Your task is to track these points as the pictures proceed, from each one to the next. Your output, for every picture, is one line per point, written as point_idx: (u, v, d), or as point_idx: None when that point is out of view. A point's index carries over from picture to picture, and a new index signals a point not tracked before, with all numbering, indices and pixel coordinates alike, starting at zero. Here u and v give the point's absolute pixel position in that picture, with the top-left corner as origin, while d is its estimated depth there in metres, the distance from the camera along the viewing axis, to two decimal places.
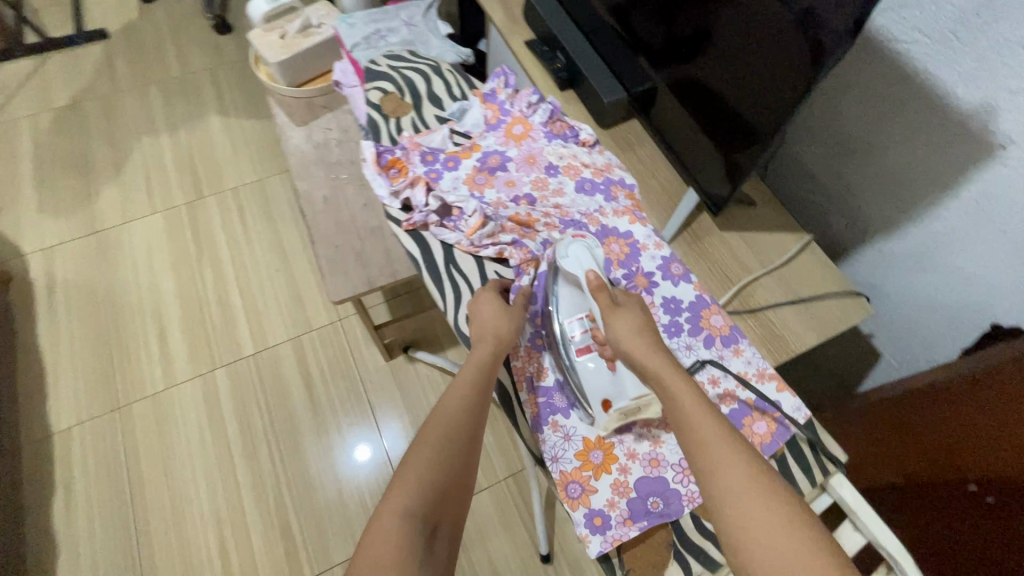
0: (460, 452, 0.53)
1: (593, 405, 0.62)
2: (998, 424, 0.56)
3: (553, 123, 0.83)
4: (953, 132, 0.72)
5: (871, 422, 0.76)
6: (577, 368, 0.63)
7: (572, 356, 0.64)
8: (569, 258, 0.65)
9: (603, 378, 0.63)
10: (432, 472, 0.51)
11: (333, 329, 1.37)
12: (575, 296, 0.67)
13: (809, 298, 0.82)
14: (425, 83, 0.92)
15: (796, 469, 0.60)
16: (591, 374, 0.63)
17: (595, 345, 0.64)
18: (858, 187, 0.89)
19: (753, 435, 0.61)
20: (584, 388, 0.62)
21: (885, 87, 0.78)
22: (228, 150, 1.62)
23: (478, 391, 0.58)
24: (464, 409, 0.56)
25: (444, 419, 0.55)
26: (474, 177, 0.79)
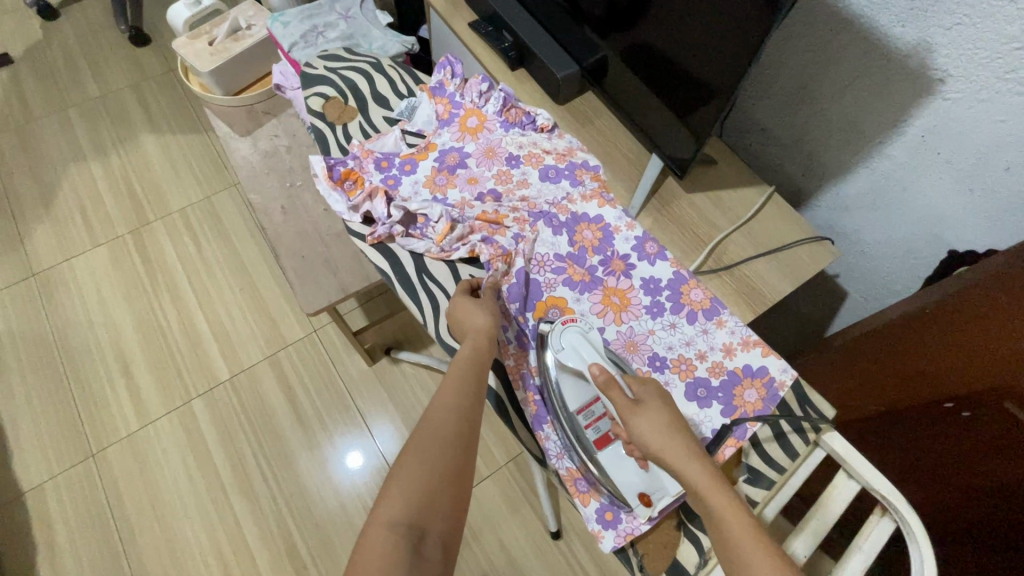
0: (452, 453, 0.52)
1: (629, 500, 0.59)
2: (959, 346, 0.59)
3: (508, 111, 0.80)
4: (894, 72, 0.75)
5: (828, 360, 0.79)
6: (601, 462, 0.60)
7: (593, 454, 0.60)
8: (566, 350, 0.61)
9: (634, 474, 0.60)
10: (423, 474, 0.50)
11: (309, 341, 1.34)
12: (579, 384, 0.62)
13: (777, 248, 0.85)
14: (368, 84, 0.88)
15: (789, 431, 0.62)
16: (616, 465, 0.60)
17: (613, 433, 0.61)
18: (812, 135, 0.92)
19: (743, 404, 0.62)
20: (615, 484, 0.59)
21: (828, 35, 0.80)
22: (168, 168, 1.53)
23: (469, 391, 0.57)
24: (454, 409, 0.55)
25: (432, 423, 0.54)
26: (434, 178, 0.78)
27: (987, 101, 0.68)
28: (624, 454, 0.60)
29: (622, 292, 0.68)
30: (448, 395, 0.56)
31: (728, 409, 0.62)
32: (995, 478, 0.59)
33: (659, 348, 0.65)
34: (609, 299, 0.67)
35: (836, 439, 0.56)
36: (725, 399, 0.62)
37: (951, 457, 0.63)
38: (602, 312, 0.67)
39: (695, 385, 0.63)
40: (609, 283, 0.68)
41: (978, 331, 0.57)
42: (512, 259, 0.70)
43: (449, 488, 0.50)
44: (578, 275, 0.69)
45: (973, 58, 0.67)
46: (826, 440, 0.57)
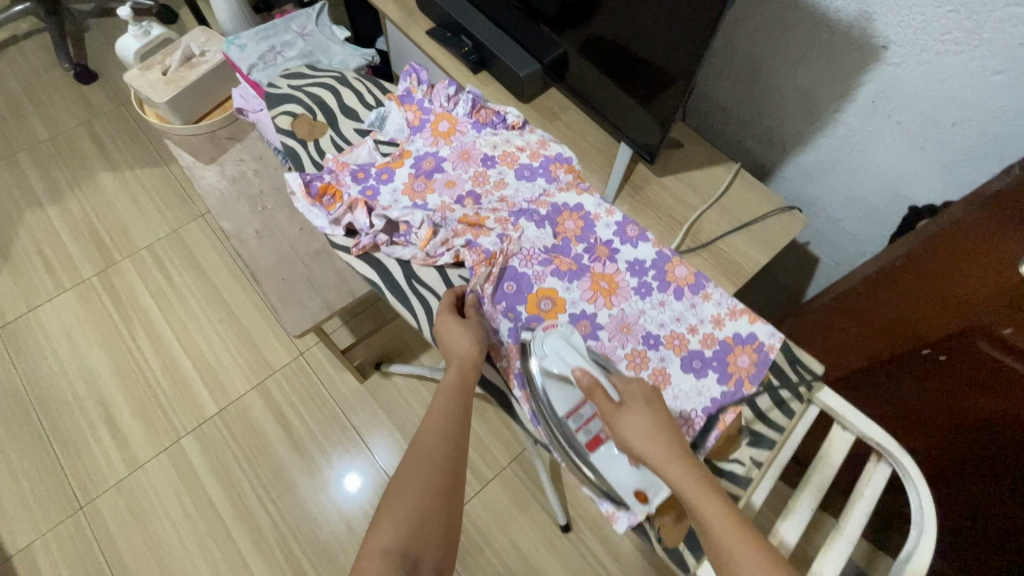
0: (438, 479, 0.52)
1: (624, 497, 0.56)
2: (921, 298, 0.63)
3: (479, 112, 0.74)
4: (839, 44, 0.79)
5: (807, 327, 0.80)
6: (594, 464, 0.56)
7: (586, 456, 0.56)
8: (548, 356, 0.56)
9: (625, 470, 0.56)
10: (412, 501, 0.50)
11: (297, 364, 1.32)
12: (565, 387, 0.57)
13: (750, 221, 0.88)
14: (336, 97, 0.82)
15: (782, 389, 0.60)
16: (609, 464, 0.56)
17: (604, 433, 0.57)
18: (771, 109, 0.95)
19: (737, 370, 0.58)
20: (609, 484, 0.56)
21: (776, 12, 0.83)
22: (130, 206, 1.49)
23: (453, 417, 0.56)
24: (439, 435, 0.55)
25: (421, 446, 0.54)
26: (412, 185, 0.70)
27: (929, 63, 0.72)
28: (617, 453, 0.57)
29: (610, 276, 0.63)
30: (432, 423, 0.56)
31: (723, 376, 0.58)
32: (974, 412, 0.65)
33: (652, 327, 0.61)
34: (598, 284, 0.62)
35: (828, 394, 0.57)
36: (719, 366, 0.58)
37: (934, 394, 0.69)
38: (592, 299, 0.62)
39: (689, 358, 0.59)
40: (595, 268, 0.63)
41: (929, 283, 0.61)
42: (496, 260, 0.63)
43: (437, 515, 0.51)
44: (565, 264, 0.63)
45: (910, 24, 0.71)
46: (820, 398, 0.58)
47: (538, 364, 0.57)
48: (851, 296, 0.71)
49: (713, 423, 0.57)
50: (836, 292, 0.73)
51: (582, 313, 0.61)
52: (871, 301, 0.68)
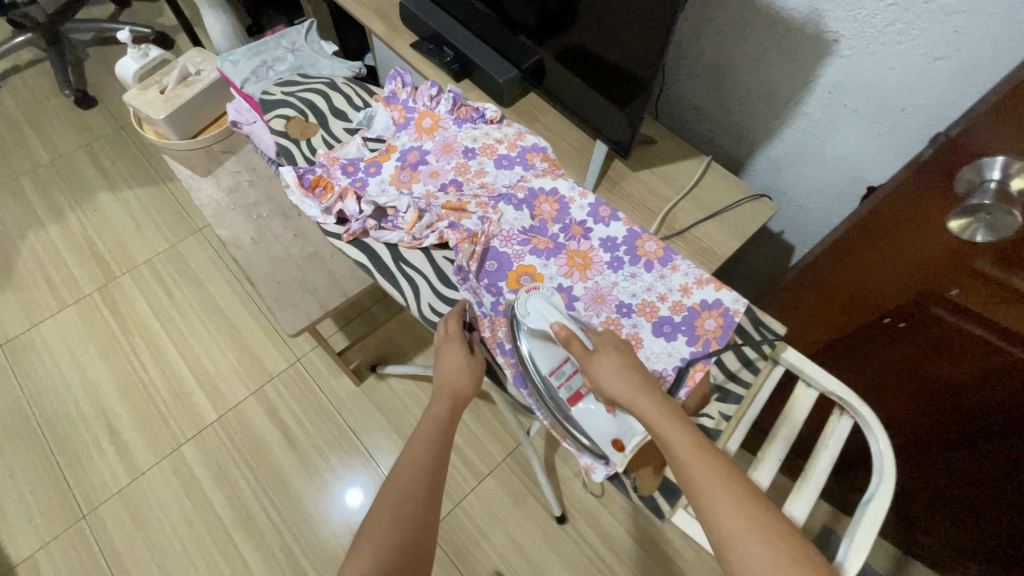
0: (418, 512, 0.54)
1: (603, 447, 0.59)
2: (873, 272, 0.66)
3: (459, 109, 0.78)
4: (794, 39, 0.85)
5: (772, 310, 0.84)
6: (574, 418, 0.60)
7: (567, 411, 0.60)
8: (531, 315, 0.60)
9: (604, 421, 0.59)
10: (393, 530, 0.53)
11: (294, 370, 1.35)
12: (547, 345, 0.61)
13: (721, 209, 0.93)
14: (326, 101, 0.87)
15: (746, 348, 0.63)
16: (589, 418, 0.60)
17: (584, 388, 0.61)
18: (737, 105, 1.00)
19: (704, 332, 0.62)
20: (589, 436, 0.59)
21: (735, 13, 0.89)
22: (129, 223, 1.53)
23: (435, 451, 0.60)
24: (418, 468, 0.58)
25: (401, 478, 0.57)
26: (399, 176, 0.74)
27: (875, 52, 0.78)
28: (596, 406, 0.60)
29: (584, 253, 0.67)
30: (414, 454, 0.59)
31: (692, 339, 0.62)
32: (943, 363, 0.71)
33: (624, 297, 0.64)
34: (573, 260, 0.66)
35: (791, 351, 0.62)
36: (688, 330, 0.62)
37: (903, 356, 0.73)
38: (568, 274, 0.66)
39: (660, 323, 0.63)
40: (571, 246, 0.67)
41: (877, 257, 0.64)
42: (478, 240, 0.67)
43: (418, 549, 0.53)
44: (542, 243, 0.67)
45: (856, 19, 0.77)
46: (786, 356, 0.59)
47: (523, 326, 0.61)
48: (805, 280, 0.75)
49: (684, 382, 0.60)
50: (793, 276, 0.76)
51: (559, 287, 0.65)
52: (827, 278, 0.72)
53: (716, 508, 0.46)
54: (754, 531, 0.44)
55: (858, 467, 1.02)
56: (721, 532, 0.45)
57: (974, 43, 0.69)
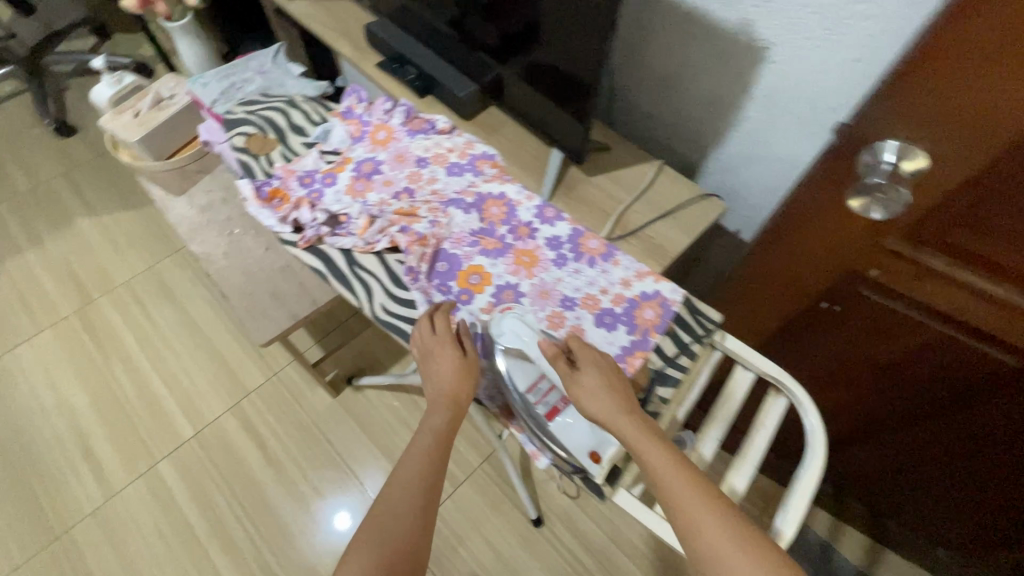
0: (412, 532, 0.53)
1: (581, 460, 0.57)
2: (801, 259, 0.71)
3: (411, 121, 0.82)
4: (730, 48, 0.91)
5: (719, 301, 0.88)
6: (553, 433, 0.59)
7: (544, 426, 0.59)
8: (505, 335, 0.61)
9: (583, 434, 0.58)
10: (380, 552, 0.51)
11: (271, 384, 1.36)
12: (523, 363, 0.61)
13: (672, 210, 0.97)
14: (284, 117, 0.90)
15: (682, 333, 0.65)
16: (567, 431, 0.58)
17: (562, 404, 0.60)
18: (686, 111, 1.06)
19: (644, 321, 0.65)
20: (568, 450, 0.58)
21: (677, 25, 0.95)
22: (108, 246, 1.55)
23: (431, 468, 0.58)
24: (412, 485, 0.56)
25: (396, 491, 0.56)
26: (354, 185, 0.76)
27: (803, 58, 0.83)
28: (575, 421, 0.59)
29: (531, 251, 0.70)
30: (406, 471, 0.57)
31: (632, 328, 0.65)
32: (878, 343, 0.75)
33: (569, 292, 0.67)
34: (520, 259, 0.69)
35: (729, 337, 0.64)
36: (627, 320, 0.65)
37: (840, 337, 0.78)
38: (515, 272, 0.68)
39: (601, 315, 0.65)
40: (517, 246, 0.70)
41: (801, 244, 0.69)
42: (428, 242, 0.70)
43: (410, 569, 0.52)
44: (491, 244, 0.70)
45: (781, 26, 0.83)
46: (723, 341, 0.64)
47: (499, 347, 0.62)
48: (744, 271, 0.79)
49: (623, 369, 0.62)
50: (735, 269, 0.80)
51: (507, 284, 0.67)
52: (762, 268, 0.76)
53: (705, 534, 0.47)
54: (740, 557, 0.46)
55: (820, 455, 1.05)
56: (712, 562, 0.47)
57: (887, 44, 0.74)
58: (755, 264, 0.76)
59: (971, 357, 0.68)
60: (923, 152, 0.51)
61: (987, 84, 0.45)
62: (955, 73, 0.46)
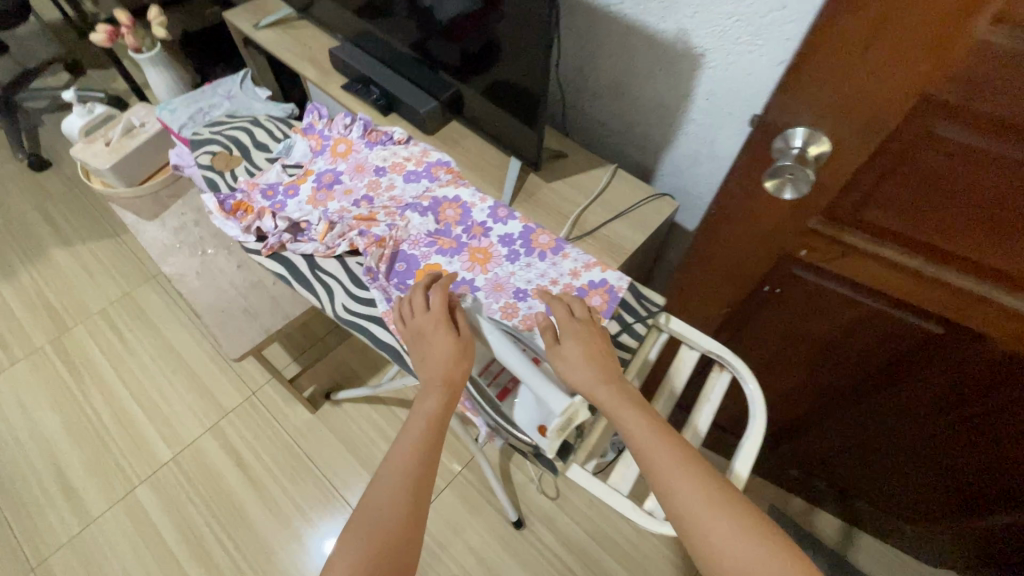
0: (400, 521, 0.52)
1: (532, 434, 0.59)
2: (737, 247, 0.74)
3: (370, 134, 0.86)
4: (671, 56, 0.97)
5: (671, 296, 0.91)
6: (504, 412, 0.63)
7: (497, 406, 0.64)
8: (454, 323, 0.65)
9: (532, 410, 0.60)
10: (366, 544, 0.50)
11: (249, 403, 1.37)
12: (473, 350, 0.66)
13: (626, 210, 1.02)
14: (249, 136, 0.94)
15: (629, 318, 0.70)
16: (517, 409, 0.62)
17: (512, 384, 0.66)
18: (638, 117, 1.11)
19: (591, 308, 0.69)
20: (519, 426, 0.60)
21: (621, 37, 1.01)
22: (83, 275, 1.56)
23: (423, 455, 0.56)
24: (401, 474, 0.54)
25: (386, 484, 0.54)
26: (315, 196, 0.80)
27: (735, 62, 0.89)
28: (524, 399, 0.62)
29: (484, 249, 0.74)
30: (398, 463, 0.55)
31: None
32: (818, 321, 0.79)
33: (521, 284, 0.71)
34: (475, 256, 0.74)
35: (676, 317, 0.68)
36: None
37: (785, 317, 0.82)
38: (470, 267, 0.72)
39: None
40: (472, 244, 0.74)
41: (736, 232, 0.72)
42: (386, 243, 0.73)
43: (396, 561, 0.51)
44: (446, 243, 0.74)
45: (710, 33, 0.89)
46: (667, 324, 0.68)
47: None
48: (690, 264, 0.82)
49: None
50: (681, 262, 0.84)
51: (462, 279, 0.71)
52: (705, 258, 0.80)
53: (684, 494, 0.49)
54: (709, 506, 0.49)
55: (785, 440, 1.08)
56: (687, 519, 0.49)
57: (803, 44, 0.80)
58: (699, 256, 0.80)
59: (900, 328, 0.72)
60: (825, 139, 0.56)
61: (867, 74, 0.50)
62: (842, 66, 0.50)
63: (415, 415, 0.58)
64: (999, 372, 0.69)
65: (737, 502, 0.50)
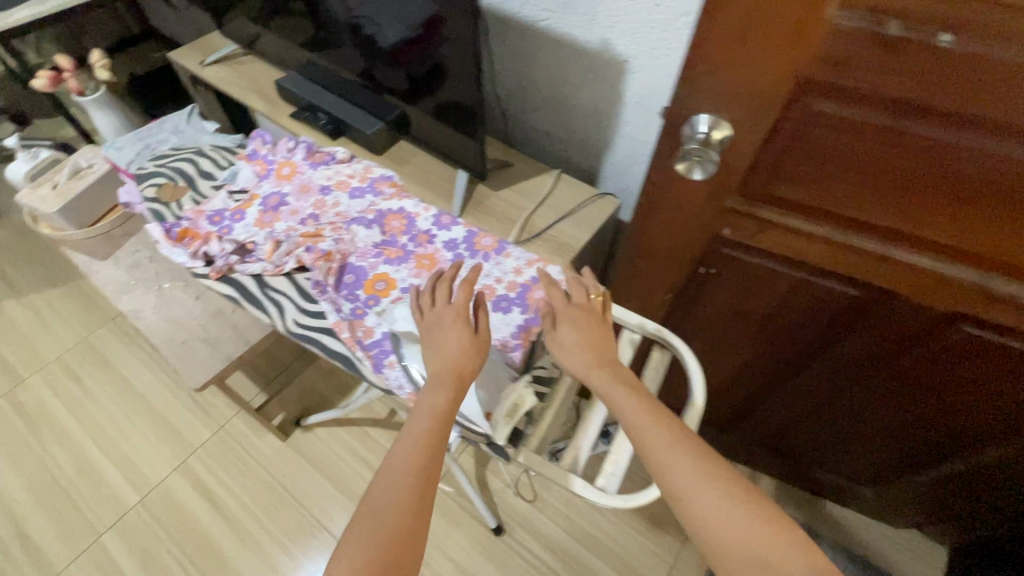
0: (405, 517, 0.47)
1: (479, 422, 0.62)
2: (668, 232, 0.78)
3: (314, 155, 0.89)
4: (600, 64, 1.03)
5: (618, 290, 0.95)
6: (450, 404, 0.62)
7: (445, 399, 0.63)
8: (399, 321, 0.68)
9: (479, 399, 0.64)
10: (373, 535, 0.46)
11: (218, 437, 1.35)
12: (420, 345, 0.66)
13: (572, 211, 1.07)
14: (195, 166, 0.96)
15: None
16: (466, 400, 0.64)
17: None
18: (577, 123, 1.17)
19: (535, 301, 0.74)
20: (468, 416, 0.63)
21: (552, 50, 1.07)
22: (37, 324, 1.53)
23: (431, 443, 0.52)
24: (404, 468, 0.50)
25: (389, 475, 0.50)
26: (262, 218, 0.82)
27: (656, 64, 0.95)
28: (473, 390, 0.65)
29: (430, 255, 0.77)
30: (402, 451, 0.51)
31: (525, 309, 0.73)
32: (753, 295, 0.84)
33: None
34: (421, 262, 0.76)
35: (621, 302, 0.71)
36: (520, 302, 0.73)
37: (723, 295, 0.86)
38: (417, 273, 0.75)
39: (497, 301, 0.73)
40: (418, 251, 0.77)
41: (666, 217, 0.76)
42: (333, 257, 0.76)
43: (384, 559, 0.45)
44: (393, 253, 0.77)
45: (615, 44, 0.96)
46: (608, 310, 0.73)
47: (398, 333, 0.67)
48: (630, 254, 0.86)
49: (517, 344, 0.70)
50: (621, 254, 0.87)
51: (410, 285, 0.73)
52: (642, 246, 0.83)
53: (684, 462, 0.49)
54: (712, 478, 0.48)
55: (745, 419, 1.12)
56: (690, 492, 0.48)
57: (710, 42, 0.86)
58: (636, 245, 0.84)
59: (826, 295, 0.77)
60: (727, 121, 0.61)
61: (750, 62, 0.55)
62: (736, 46, 0.54)
63: (419, 407, 0.55)
64: (914, 327, 0.75)
65: (735, 481, 0.49)
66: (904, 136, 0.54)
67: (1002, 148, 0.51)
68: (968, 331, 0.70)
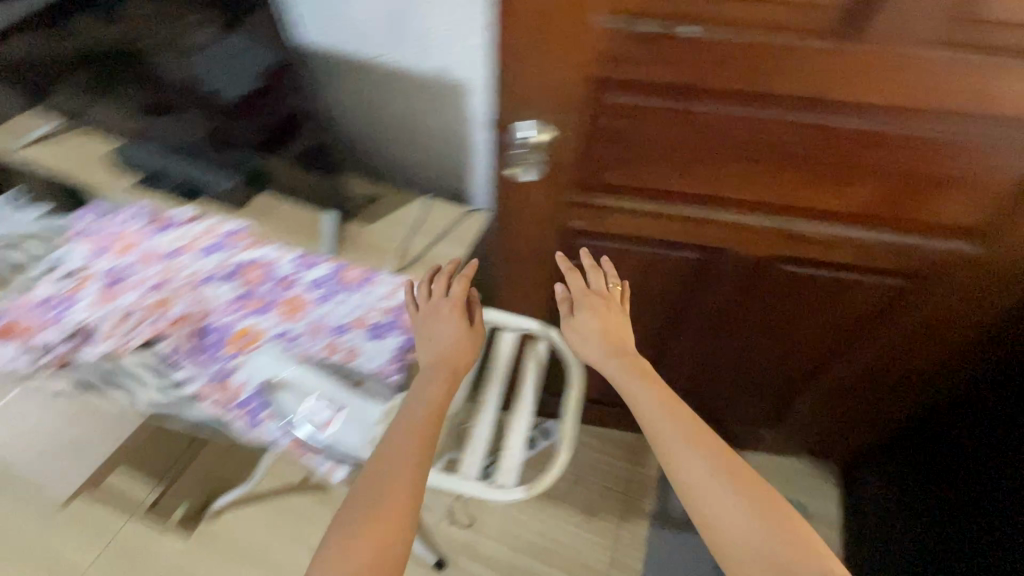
0: (397, 511, 0.52)
1: (357, 451, 0.69)
2: (524, 234, 0.82)
3: (157, 220, 0.85)
4: (437, 88, 1.03)
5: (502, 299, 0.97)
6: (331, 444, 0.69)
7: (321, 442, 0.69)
8: (265, 372, 0.70)
9: (357, 431, 0.69)
10: (369, 522, 0.51)
11: (109, 550, 1.19)
12: (292, 391, 0.69)
13: (445, 232, 1.04)
14: (17, 253, 0.87)
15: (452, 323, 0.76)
16: (343, 433, 0.68)
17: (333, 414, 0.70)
18: (431, 150, 1.16)
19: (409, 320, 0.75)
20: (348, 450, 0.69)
21: (388, 82, 1.06)
22: None
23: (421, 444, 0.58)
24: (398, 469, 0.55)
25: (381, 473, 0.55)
26: (102, 295, 0.76)
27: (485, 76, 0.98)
28: (350, 422, 0.69)
29: (296, 298, 0.76)
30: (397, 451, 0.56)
31: (400, 330, 0.74)
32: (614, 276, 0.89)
33: (338, 319, 0.74)
34: (287, 307, 0.75)
35: (488, 307, 0.73)
36: (394, 325, 0.74)
37: None
38: (283, 320, 0.74)
39: (371, 328, 0.74)
40: (282, 297, 0.76)
41: (519, 220, 0.80)
42: (189, 322, 0.73)
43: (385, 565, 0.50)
44: (256, 304, 0.75)
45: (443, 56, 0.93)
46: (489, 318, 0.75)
47: (271, 384, 0.70)
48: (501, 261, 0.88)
49: (396, 365, 0.72)
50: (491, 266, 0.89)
51: (276, 334, 0.72)
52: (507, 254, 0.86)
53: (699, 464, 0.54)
54: (721, 479, 0.53)
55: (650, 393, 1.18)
56: (698, 487, 0.54)
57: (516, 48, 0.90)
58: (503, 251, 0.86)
59: (670, 262, 0.85)
60: (552, 126, 0.66)
61: (546, 66, 0.60)
62: (537, 48, 0.58)
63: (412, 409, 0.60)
64: (748, 277, 0.84)
65: (745, 481, 0.54)
66: (700, 116, 0.63)
67: (798, 116, 0.61)
68: (789, 269, 0.81)
